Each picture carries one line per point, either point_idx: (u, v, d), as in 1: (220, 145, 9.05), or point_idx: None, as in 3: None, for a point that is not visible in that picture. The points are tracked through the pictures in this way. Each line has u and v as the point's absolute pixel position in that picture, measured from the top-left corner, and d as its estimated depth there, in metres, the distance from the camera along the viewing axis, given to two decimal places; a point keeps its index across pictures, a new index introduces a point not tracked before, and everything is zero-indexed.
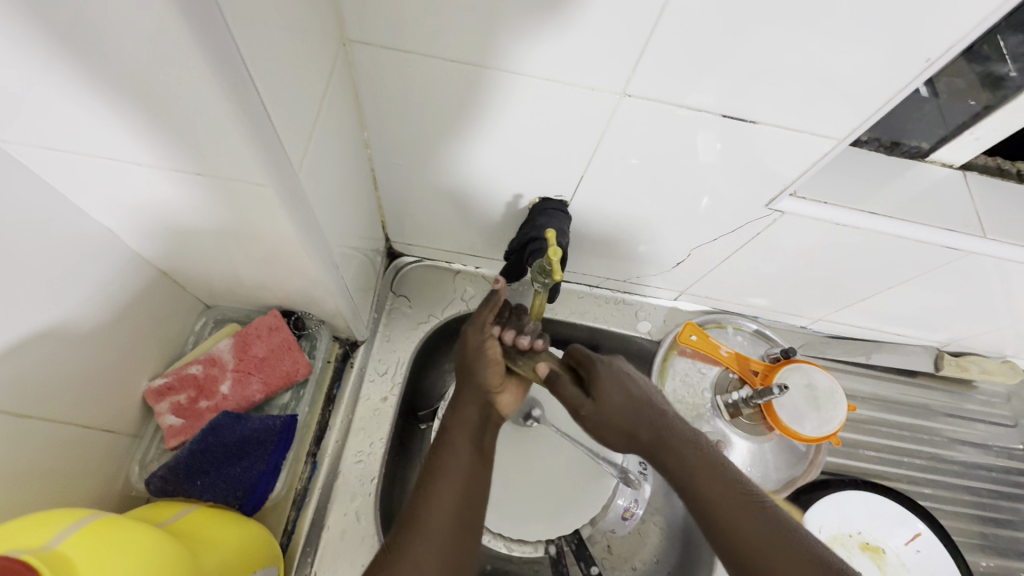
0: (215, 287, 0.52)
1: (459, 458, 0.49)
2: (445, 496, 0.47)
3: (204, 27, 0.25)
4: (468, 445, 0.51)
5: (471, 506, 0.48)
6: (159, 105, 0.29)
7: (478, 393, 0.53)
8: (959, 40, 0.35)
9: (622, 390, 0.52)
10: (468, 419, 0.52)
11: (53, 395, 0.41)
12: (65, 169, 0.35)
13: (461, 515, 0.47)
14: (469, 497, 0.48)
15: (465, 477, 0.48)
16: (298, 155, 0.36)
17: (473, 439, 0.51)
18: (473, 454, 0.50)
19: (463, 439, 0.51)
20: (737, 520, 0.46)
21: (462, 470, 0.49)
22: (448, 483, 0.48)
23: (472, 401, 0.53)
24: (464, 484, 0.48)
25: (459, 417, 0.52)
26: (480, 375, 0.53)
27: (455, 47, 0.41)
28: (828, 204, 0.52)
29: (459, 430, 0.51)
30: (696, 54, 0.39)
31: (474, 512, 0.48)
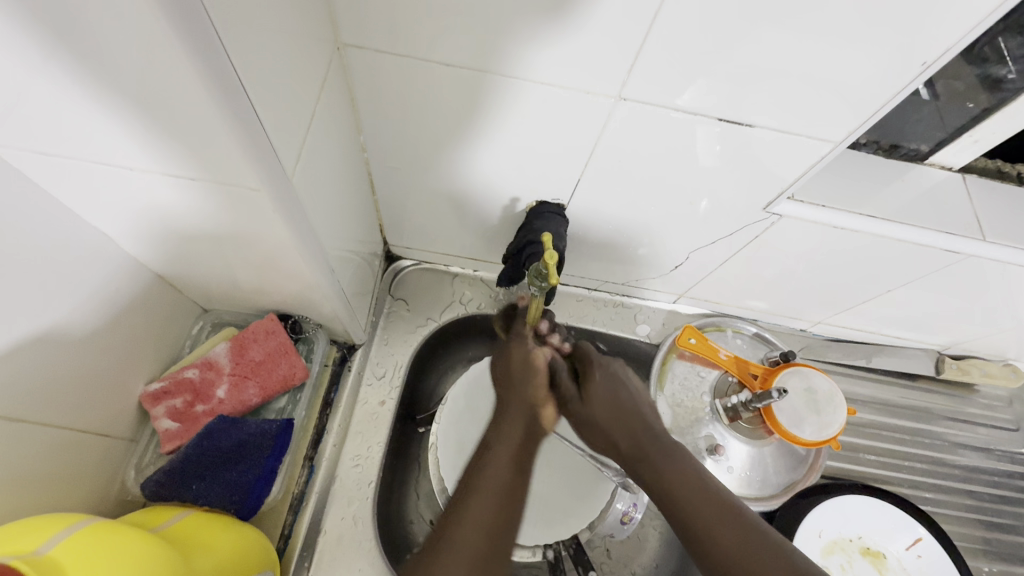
0: (212, 291, 0.52)
1: (498, 466, 0.48)
2: (485, 505, 0.45)
3: (195, 31, 0.25)
4: (512, 458, 0.49)
5: (509, 518, 0.45)
6: (152, 110, 0.29)
7: (522, 405, 0.55)
8: (955, 42, 0.35)
9: (610, 390, 0.59)
10: (512, 433, 0.52)
11: (50, 399, 0.41)
12: (60, 175, 0.35)
13: (498, 527, 0.44)
14: (507, 502, 0.46)
15: (505, 482, 0.47)
16: (293, 158, 0.36)
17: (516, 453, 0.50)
18: (516, 466, 0.49)
19: (504, 452, 0.50)
20: (716, 531, 0.45)
21: (500, 479, 0.47)
22: (485, 488, 0.46)
23: (516, 413, 0.54)
24: (500, 494, 0.46)
25: (502, 431, 0.52)
26: (524, 386, 0.56)
27: (451, 51, 0.41)
28: (826, 207, 0.52)
29: (502, 444, 0.51)
30: (692, 57, 0.39)
31: (510, 530, 0.44)
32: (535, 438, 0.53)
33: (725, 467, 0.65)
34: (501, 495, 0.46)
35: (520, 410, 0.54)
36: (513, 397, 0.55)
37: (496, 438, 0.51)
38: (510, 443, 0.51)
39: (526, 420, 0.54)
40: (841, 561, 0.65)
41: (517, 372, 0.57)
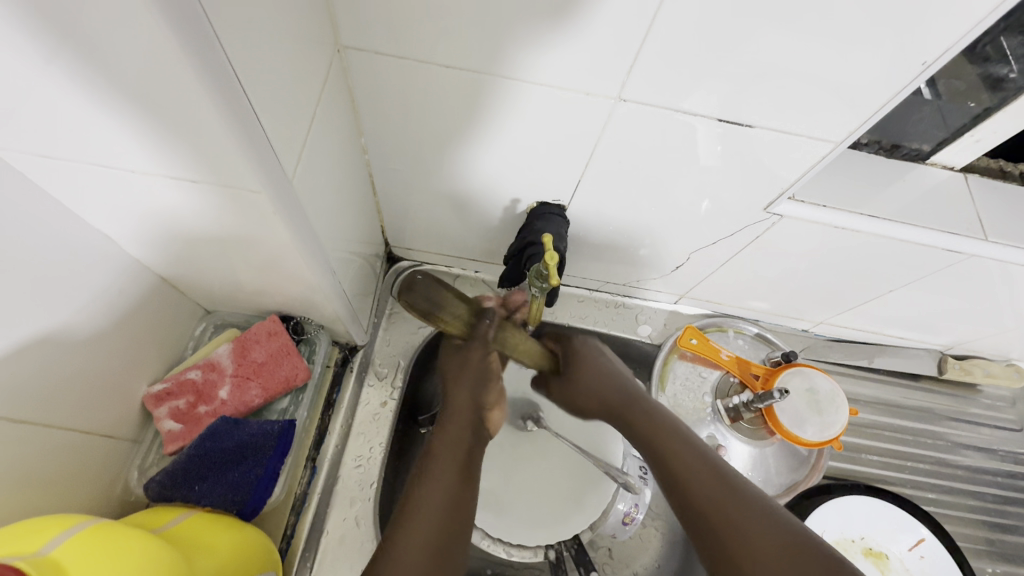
0: (215, 292, 0.52)
1: (439, 478, 0.46)
2: (425, 527, 0.43)
3: (194, 36, 0.25)
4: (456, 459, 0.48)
5: (454, 531, 0.45)
6: (154, 114, 0.29)
7: (467, 410, 0.51)
8: (956, 42, 0.35)
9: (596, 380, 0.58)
10: (455, 435, 0.50)
11: (53, 401, 0.41)
12: (63, 177, 0.35)
13: (442, 537, 0.43)
14: (453, 516, 0.45)
15: (446, 499, 0.45)
16: (293, 160, 0.37)
17: (461, 460, 0.48)
18: (460, 477, 0.47)
19: (449, 457, 0.48)
20: (727, 517, 0.44)
21: (441, 494, 0.46)
22: (427, 509, 0.44)
23: (461, 411, 0.51)
24: (444, 512, 0.45)
25: (446, 434, 0.50)
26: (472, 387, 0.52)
27: (451, 53, 0.41)
28: (827, 207, 0.52)
29: (447, 446, 0.49)
30: (694, 57, 0.39)
31: (455, 538, 0.44)
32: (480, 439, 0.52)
33: None
34: (444, 512, 0.45)
35: (465, 416, 0.51)
36: (456, 403, 0.51)
37: (438, 443, 0.49)
38: (455, 453, 0.48)
39: (472, 425, 0.51)
40: None
41: (467, 380, 0.51)
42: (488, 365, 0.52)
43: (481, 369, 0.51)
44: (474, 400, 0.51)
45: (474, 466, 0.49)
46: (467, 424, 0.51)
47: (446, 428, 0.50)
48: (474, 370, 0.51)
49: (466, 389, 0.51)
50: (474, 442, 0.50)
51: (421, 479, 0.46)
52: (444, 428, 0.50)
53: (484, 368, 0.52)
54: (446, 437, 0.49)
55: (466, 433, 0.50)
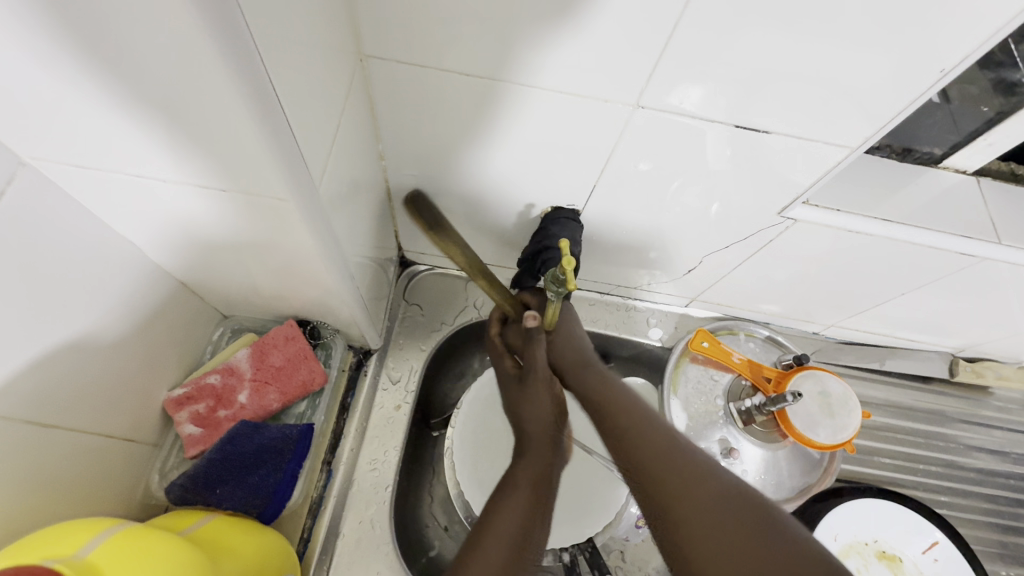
0: (234, 297, 0.53)
1: (517, 509, 0.47)
2: (500, 548, 0.44)
3: (235, 50, 0.26)
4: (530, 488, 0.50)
5: (520, 562, 0.44)
6: (186, 123, 0.30)
7: (543, 446, 0.54)
8: (974, 50, 0.36)
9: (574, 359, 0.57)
10: (531, 470, 0.52)
11: (77, 405, 0.42)
12: (92, 185, 0.36)
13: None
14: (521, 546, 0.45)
15: (521, 528, 0.46)
16: (318, 169, 0.37)
17: (535, 493, 0.50)
18: (533, 509, 0.49)
19: (525, 482, 0.50)
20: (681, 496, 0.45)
21: (518, 521, 0.47)
22: (505, 531, 0.45)
23: (536, 445, 0.54)
24: (516, 535, 0.45)
25: (523, 466, 0.52)
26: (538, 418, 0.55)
27: (471, 61, 0.42)
28: (841, 212, 0.52)
29: (523, 473, 0.51)
30: (714, 63, 0.39)
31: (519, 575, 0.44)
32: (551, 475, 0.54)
33: (739, 471, 0.65)
34: (518, 536, 0.46)
35: (542, 451, 0.54)
36: (532, 436, 0.54)
37: (518, 475, 0.51)
38: (531, 484, 0.50)
39: (546, 461, 0.54)
40: (857, 564, 0.65)
41: (539, 413, 0.55)
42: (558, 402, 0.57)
43: (553, 408, 0.56)
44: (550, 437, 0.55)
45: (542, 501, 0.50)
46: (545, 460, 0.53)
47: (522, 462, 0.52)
48: (545, 408, 0.56)
49: (538, 419, 0.55)
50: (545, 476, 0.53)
51: (499, 503, 0.48)
52: (524, 458, 0.53)
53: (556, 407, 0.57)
54: (526, 467, 0.52)
55: (542, 467, 0.53)
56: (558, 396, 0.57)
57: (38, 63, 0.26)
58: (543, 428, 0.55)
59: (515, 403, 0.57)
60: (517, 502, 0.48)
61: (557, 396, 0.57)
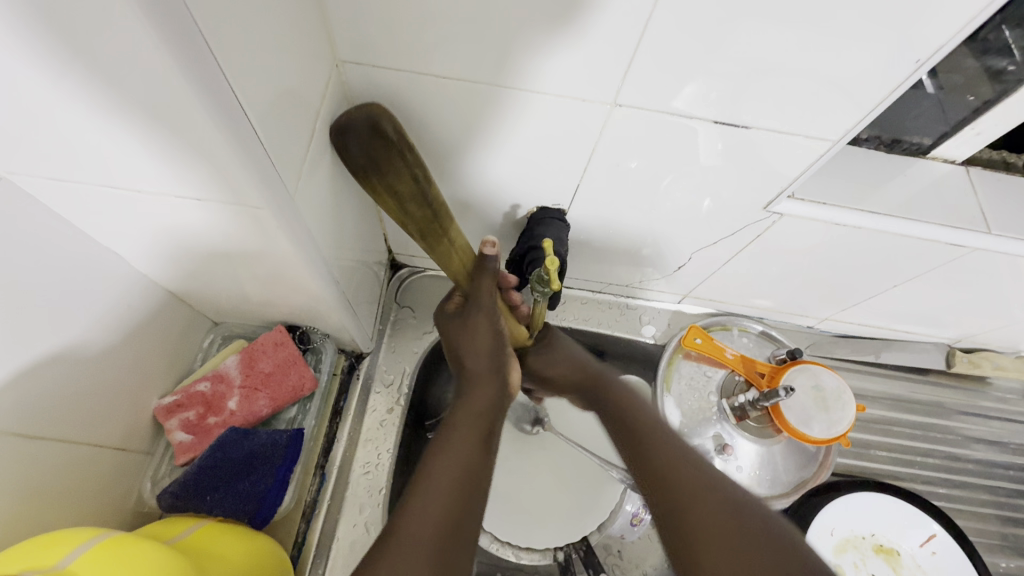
0: (224, 304, 0.53)
1: (457, 450, 0.47)
2: (441, 494, 0.43)
3: (194, 64, 0.26)
4: (476, 433, 0.48)
5: (468, 507, 0.44)
6: (160, 132, 0.30)
7: (490, 381, 0.52)
8: (948, 40, 0.35)
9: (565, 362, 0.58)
10: (478, 406, 0.50)
11: (64, 416, 0.42)
12: (72, 199, 0.36)
13: (451, 522, 0.42)
14: (467, 488, 0.45)
15: (462, 470, 0.45)
16: (293, 177, 0.37)
17: (480, 431, 0.49)
18: (478, 448, 0.48)
19: (466, 423, 0.49)
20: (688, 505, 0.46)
21: (460, 465, 0.46)
22: (442, 475, 0.45)
23: (482, 380, 0.52)
24: (459, 479, 0.45)
25: (468, 404, 0.50)
26: (485, 352, 0.52)
27: (446, 63, 0.42)
28: (827, 204, 0.52)
29: (463, 413, 0.50)
30: (687, 60, 0.39)
31: (469, 519, 0.44)
32: (501, 409, 0.52)
33: (735, 467, 0.65)
34: (460, 482, 0.45)
35: (489, 382, 0.52)
36: (476, 367, 0.52)
37: (459, 414, 0.50)
38: (474, 423, 0.49)
39: (494, 393, 0.52)
40: (854, 559, 0.65)
41: (482, 346, 0.52)
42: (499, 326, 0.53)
43: (495, 333, 0.52)
44: (493, 364, 0.52)
45: (493, 434, 0.50)
46: (491, 391, 0.52)
47: (468, 400, 0.51)
48: (486, 334, 0.52)
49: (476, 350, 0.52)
50: (496, 409, 0.51)
51: (440, 446, 0.47)
52: (467, 396, 0.51)
53: (499, 333, 0.53)
54: (468, 405, 0.50)
55: (490, 399, 0.51)
56: (500, 325, 0.53)
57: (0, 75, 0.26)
58: (486, 359, 0.52)
59: (455, 337, 0.54)
60: (459, 442, 0.47)
61: (497, 328, 0.52)
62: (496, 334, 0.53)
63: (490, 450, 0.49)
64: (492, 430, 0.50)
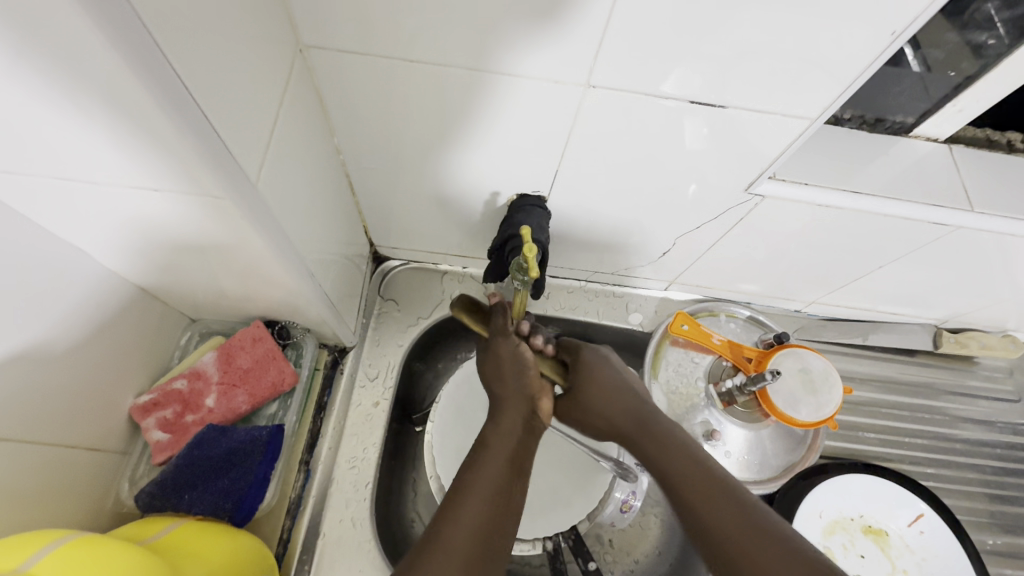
0: (199, 300, 0.52)
1: (492, 466, 0.46)
2: (479, 506, 0.43)
3: (133, 44, 0.25)
4: (508, 452, 0.48)
5: (502, 521, 0.43)
6: (106, 122, 0.29)
7: (519, 403, 0.51)
8: (922, 12, 0.35)
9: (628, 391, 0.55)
10: (509, 431, 0.50)
11: (34, 419, 0.41)
12: (25, 194, 0.35)
13: (486, 534, 0.42)
14: (503, 504, 0.44)
15: (498, 486, 0.45)
16: (256, 165, 0.36)
17: (512, 454, 0.48)
18: (510, 466, 0.47)
19: (501, 446, 0.48)
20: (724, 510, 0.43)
21: (494, 479, 0.45)
22: (479, 490, 0.44)
23: (512, 405, 0.51)
24: (493, 494, 0.44)
25: (500, 429, 0.50)
26: (516, 381, 0.52)
27: (412, 46, 0.40)
28: (808, 185, 0.51)
29: (497, 437, 0.49)
30: (657, 40, 0.38)
31: (502, 533, 0.43)
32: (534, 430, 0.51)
33: (723, 452, 0.65)
34: (495, 497, 0.44)
35: (516, 406, 0.51)
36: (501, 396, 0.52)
37: (490, 436, 0.49)
38: (506, 443, 0.49)
39: (524, 416, 0.51)
40: (842, 540, 0.65)
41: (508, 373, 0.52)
42: (524, 359, 0.52)
43: (518, 365, 0.52)
44: (521, 390, 0.52)
45: (526, 458, 0.49)
46: (519, 414, 0.51)
47: (497, 422, 0.50)
48: (510, 365, 0.52)
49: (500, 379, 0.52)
50: (526, 434, 0.51)
51: (473, 465, 0.47)
52: (497, 418, 0.51)
53: (521, 360, 0.52)
54: (500, 427, 0.50)
55: (519, 424, 0.50)
56: (525, 353, 0.52)
57: None
58: (514, 387, 0.52)
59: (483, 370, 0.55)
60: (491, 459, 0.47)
61: (518, 352, 0.51)
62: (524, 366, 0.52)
63: (523, 471, 0.48)
64: (523, 452, 0.49)
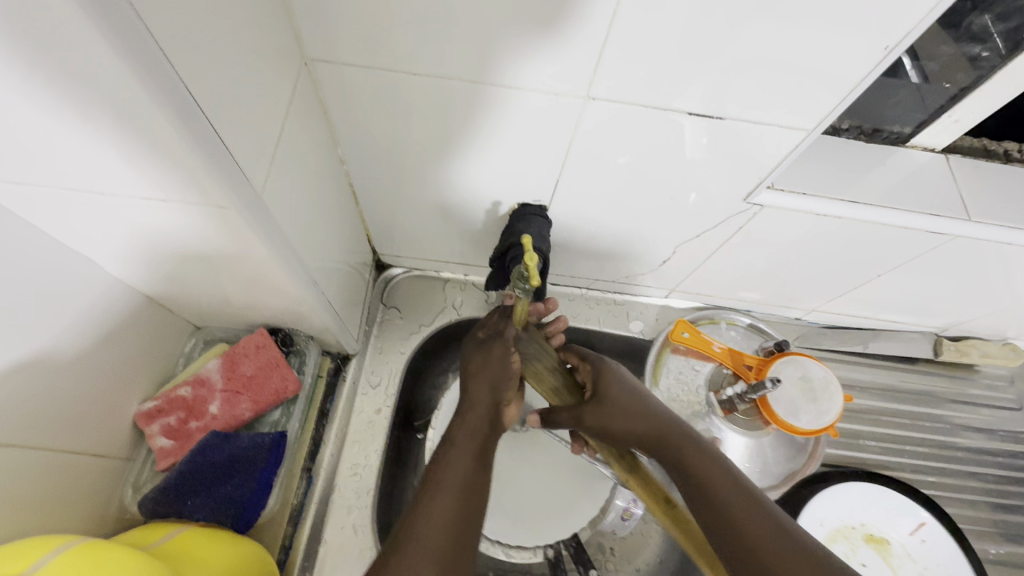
0: (203, 308, 0.53)
1: (461, 462, 0.44)
2: (451, 503, 0.41)
3: (145, 58, 0.25)
4: (476, 448, 0.46)
5: (473, 517, 0.42)
6: (117, 134, 0.29)
7: (489, 400, 0.50)
8: (915, 26, 0.35)
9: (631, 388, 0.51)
10: (476, 430, 0.48)
11: (38, 425, 0.41)
12: (37, 205, 0.35)
13: (458, 530, 0.40)
14: (472, 502, 0.42)
15: (467, 482, 0.43)
16: (262, 175, 0.37)
17: (478, 452, 0.46)
18: (479, 461, 0.45)
19: (469, 445, 0.46)
20: (743, 514, 0.42)
21: (462, 477, 0.43)
22: (448, 487, 0.42)
23: (479, 403, 0.50)
24: (461, 492, 0.42)
25: (466, 427, 0.48)
26: (495, 382, 0.51)
27: (419, 60, 0.41)
28: (807, 195, 0.52)
29: (467, 436, 0.47)
30: (654, 53, 0.39)
31: (472, 530, 0.41)
32: (499, 427, 0.50)
33: None
34: (463, 495, 0.42)
35: (485, 404, 0.50)
36: (474, 395, 0.50)
37: (459, 431, 0.47)
38: (474, 440, 0.47)
39: (493, 414, 0.50)
40: (844, 549, 0.65)
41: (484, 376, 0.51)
42: (509, 367, 0.51)
43: (502, 371, 0.51)
44: (492, 391, 0.50)
45: (491, 454, 0.48)
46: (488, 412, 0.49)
47: (466, 417, 0.48)
48: (494, 370, 0.51)
49: (479, 378, 0.51)
50: (491, 432, 0.49)
51: (443, 460, 0.45)
52: (465, 416, 0.49)
53: (506, 364, 0.51)
54: (467, 424, 0.48)
55: (486, 420, 0.49)
56: (512, 359, 0.52)
57: None
58: (487, 389, 0.50)
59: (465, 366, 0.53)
60: (463, 456, 0.45)
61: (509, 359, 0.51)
62: (504, 369, 0.51)
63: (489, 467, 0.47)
64: (489, 449, 0.48)
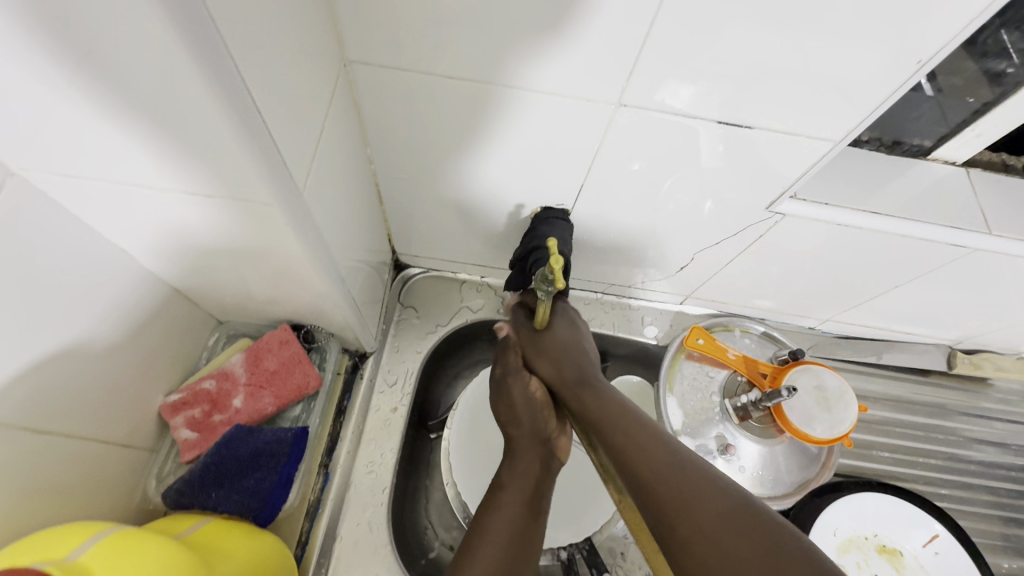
0: (227, 302, 0.53)
1: (507, 509, 0.46)
2: (496, 549, 0.43)
3: (208, 54, 0.26)
4: (522, 494, 0.48)
5: (518, 559, 0.43)
6: (170, 130, 0.30)
7: (534, 443, 0.52)
8: (948, 41, 0.36)
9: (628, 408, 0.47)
10: (524, 475, 0.49)
11: (73, 412, 0.42)
12: (83, 196, 0.36)
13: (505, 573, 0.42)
14: (519, 547, 0.44)
15: (514, 530, 0.45)
16: (302, 174, 0.38)
17: (527, 498, 0.48)
18: (526, 509, 0.47)
19: (516, 495, 0.48)
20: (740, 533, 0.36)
21: (510, 523, 0.45)
22: (493, 534, 0.44)
23: (527, 448, 0.52)
24: (510, 540, 0.44)
25: (514, 472, 0.50)
26: (531, 422, 0.53)
27: (456, 65, 0.42)
28: (829, 205, 0.52)
29: (513, 482, 0.49)
30: (689, 64, 0.39)
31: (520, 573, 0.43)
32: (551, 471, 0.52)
33: (737, 467, 0.65)
34: (512, 540, 0.44)
35: (532, 449, 0.52)
36: (517, 436, 0.52)
37: (506, 477, 0.49)
38: (524, 485, 0.49)
39: (540, 457, 0.52)
40: (856, 559, 0.65)
41: (523, 413, 0.53)
42: (537, 405, 0.53)
43: (530, 407, 0.53)
44: (534, 433, 0.52)
45: (543, 499, 0.49)
46: (536, 459, 0.51)
47: (513, 464, 0.51)
48: (523, 409, 0.53)
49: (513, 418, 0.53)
50: (543, 475, 0.51)
51: (489, 508, 0.47)
52: (514, 460, 0.51)
53: (531, 399, 0.53)
54: (516, 470, 0.50)
55: (533, 467, 0.50)
56: (537, 392, 0.53)
57: (12, 64, 0.26)
58: (529, 433, 0.52)
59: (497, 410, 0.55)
60: (507, 503, 0.47)
61: (530, 391, 0.53)
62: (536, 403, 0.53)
63: (540, 511, 0.48)
64: (540, 494, 0.49)
